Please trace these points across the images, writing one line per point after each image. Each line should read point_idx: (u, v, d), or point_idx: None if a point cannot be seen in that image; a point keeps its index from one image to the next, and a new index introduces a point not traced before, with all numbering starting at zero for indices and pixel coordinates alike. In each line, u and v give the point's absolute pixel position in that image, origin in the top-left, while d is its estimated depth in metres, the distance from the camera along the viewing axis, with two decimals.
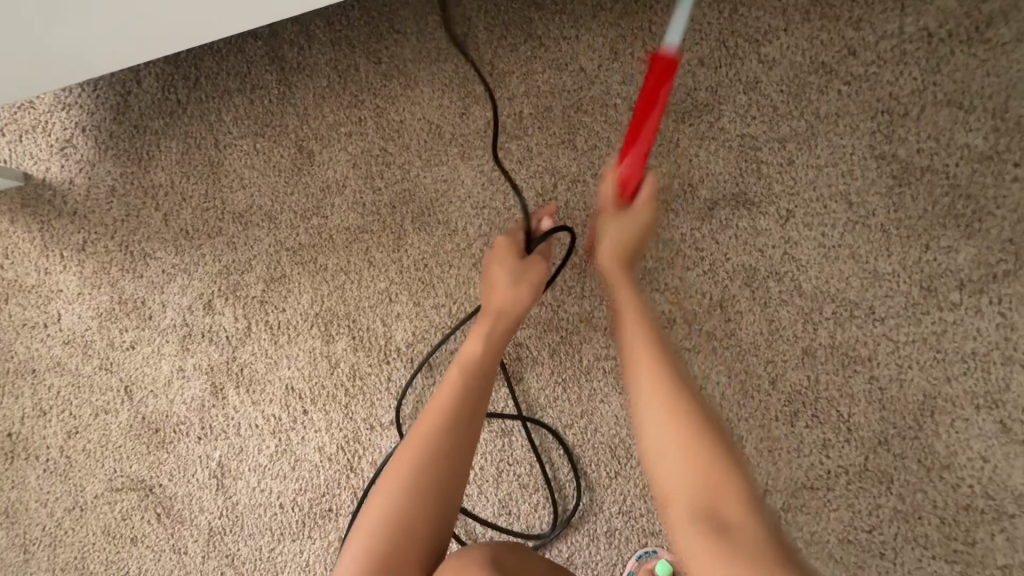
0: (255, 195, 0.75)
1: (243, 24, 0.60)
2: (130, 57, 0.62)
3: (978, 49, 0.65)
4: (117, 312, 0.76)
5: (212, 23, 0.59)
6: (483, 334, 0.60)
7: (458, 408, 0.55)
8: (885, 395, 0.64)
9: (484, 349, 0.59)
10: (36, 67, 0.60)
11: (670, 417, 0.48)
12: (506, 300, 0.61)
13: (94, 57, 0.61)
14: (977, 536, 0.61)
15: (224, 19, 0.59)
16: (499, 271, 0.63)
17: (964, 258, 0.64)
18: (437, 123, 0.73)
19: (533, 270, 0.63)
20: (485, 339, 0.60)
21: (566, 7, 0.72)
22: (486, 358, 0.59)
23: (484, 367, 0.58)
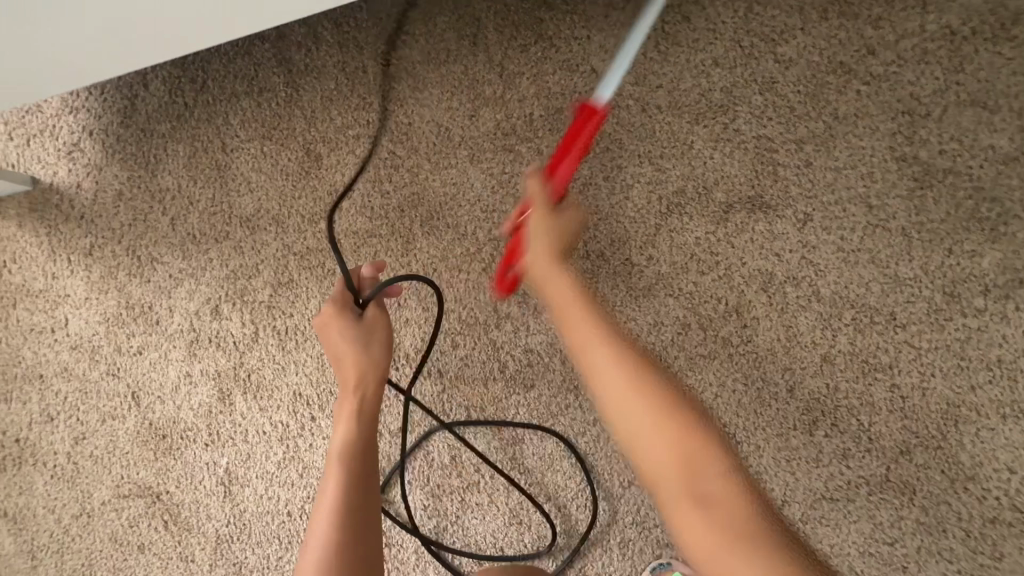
0: (262, 199, 0.75)
1: (258, 21, 0.58)
2: (145, 58, 0.61)
3: (1002, 47, 0.64)
4: (124, 317, 0.76)
5: (226, 20, 0.57)
6: (352, 415, 0.56)
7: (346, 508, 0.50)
8: (907, 403, 0.62)
9: (358, 432, 0.55)
10: (46, 71, 0.60)
11: (631, 391, 0.40)
12: (364, 372, 0.57)
13: (109, 58, 0.60)
14: (1004, 550, 0.59)
15: (237, 16, 0.57)
16: (340, 336, 0.57)
17: (989, 262, 0.62)
18: (446, 125, 0.72)
19: (379, 328, 0.58)
20: (359, 421, 0.56)
21: (578, 7, 0.71)
22: (364, 442, 0.55)
23: (363, 456, 0.54)
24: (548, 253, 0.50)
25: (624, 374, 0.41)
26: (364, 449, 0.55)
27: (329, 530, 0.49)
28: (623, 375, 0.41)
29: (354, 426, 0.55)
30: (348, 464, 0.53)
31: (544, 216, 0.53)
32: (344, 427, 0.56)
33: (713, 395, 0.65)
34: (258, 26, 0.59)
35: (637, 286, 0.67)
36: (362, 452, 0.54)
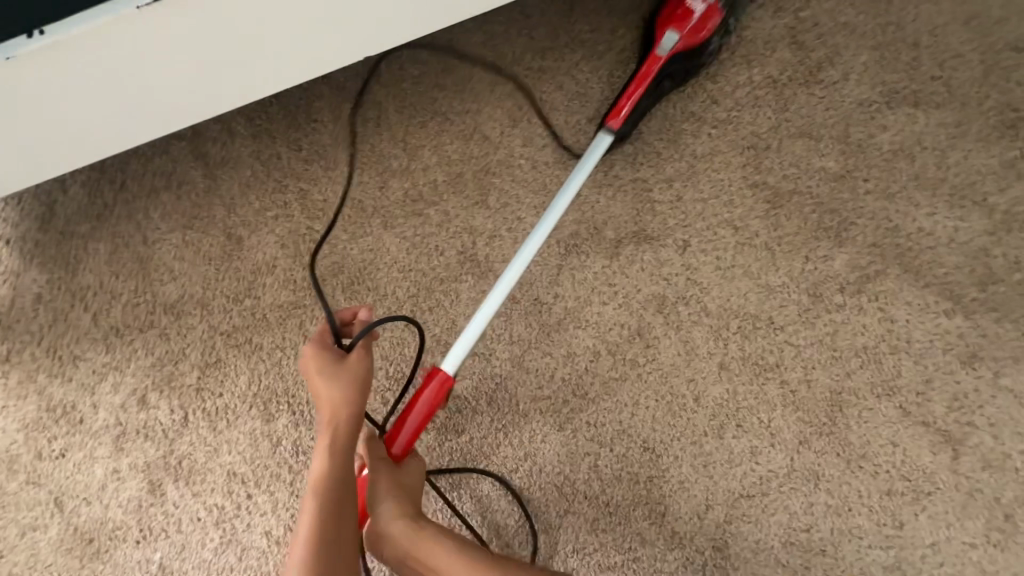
0: (186, 285, 0.77)
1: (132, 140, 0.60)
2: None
3: (815, 89, 0.77)
4: (44, 421, 0.74)
5: (69, 145, 0.58)
6: (325, 449, 0.57)
7: (317, 546, 0.53)
8: (797, 396, 0.69)
9: (332, 467, 0.57)
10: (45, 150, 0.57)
11: None
12: (336, 406, 0.59)
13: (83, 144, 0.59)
14: (903, 519, 0.65)
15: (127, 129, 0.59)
16: (320, 376, 0.60)
17: (840, 264, 0.72)
18: (358, 198, 0.78)
19: (354, 368, 0.60)
20: (331, 452, 0.57)
21: (466, 86, 0.81)
22: (335, 471, 0.57)
23: (336, 493, 0.55)
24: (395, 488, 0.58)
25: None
26: (339, 480, 0.56)
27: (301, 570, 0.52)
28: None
29: (328, 457, 0.57)
30: (322, 496, 0.55)
31: (381, 464, 0.59)
32: (323, 456, 0.57)
33: (630, 414, 0.70)
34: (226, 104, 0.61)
35: (549, 323, 0.73)
36: (337, 482, 0.56)
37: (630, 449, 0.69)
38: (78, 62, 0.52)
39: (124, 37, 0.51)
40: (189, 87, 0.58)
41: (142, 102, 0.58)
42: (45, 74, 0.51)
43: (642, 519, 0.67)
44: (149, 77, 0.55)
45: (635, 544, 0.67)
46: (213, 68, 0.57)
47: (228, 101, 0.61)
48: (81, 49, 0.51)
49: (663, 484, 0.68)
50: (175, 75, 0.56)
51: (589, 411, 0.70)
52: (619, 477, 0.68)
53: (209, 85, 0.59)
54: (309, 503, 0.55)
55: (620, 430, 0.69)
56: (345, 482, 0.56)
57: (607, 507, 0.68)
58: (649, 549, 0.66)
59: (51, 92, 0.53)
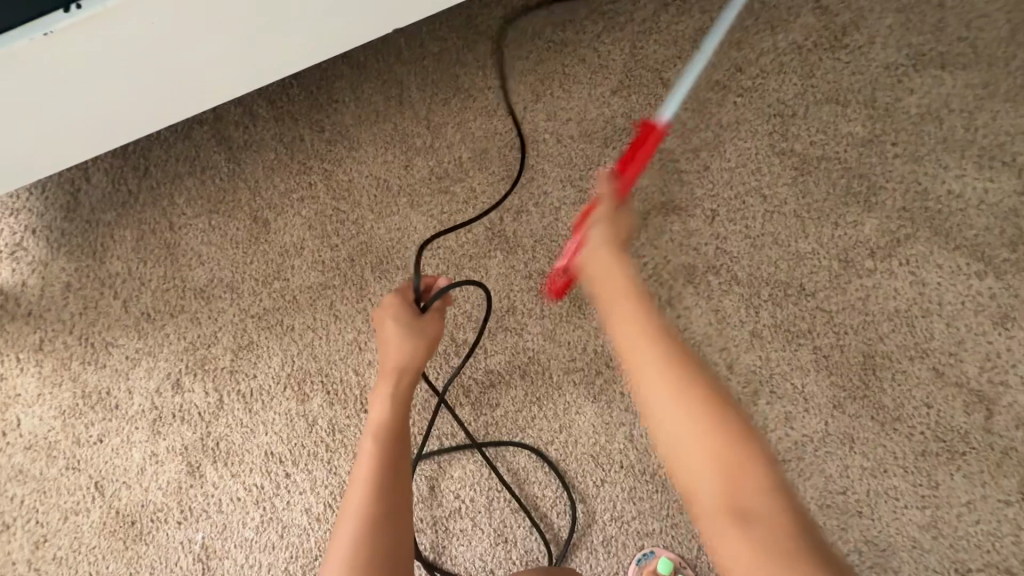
0: (214, 269, 0.77)
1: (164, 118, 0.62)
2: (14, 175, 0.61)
3: (840, 54, 0.76)
4: (81, 407, 0.75)
5: (94, 121, 0.58)
6: (388, 395, 0.56)
7: (377, 484, 0.49)
8: (830, 361, 0.69)
9: (394, 411, 0.55)
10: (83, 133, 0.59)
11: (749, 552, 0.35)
12: (404, 353, 0.58)
13: (116, 125, 0.60)
14: (939, 478, 0.66)
15: (159, 106, 0.60)
16: (392, 323, 0.60)
17: (870, 229, 0.72)
18: (383, 177, 0.78)
19: (428, 326, 0.59)
20: (395, 401, 0.56)
21: (487, 61, 0.80)
22: (399, 423, 0.54)
23: (398, 434, 0.53)
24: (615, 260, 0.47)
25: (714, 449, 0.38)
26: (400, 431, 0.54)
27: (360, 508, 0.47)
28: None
29: (390, 408, 0.55)
30: (383, 438, 0.52)
31: (613, 210, 0.51)
32: (383, 403, 0.56)
33: None
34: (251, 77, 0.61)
35: (579, 296, 0.73)
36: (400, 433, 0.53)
37: None
38: (109, 39, 0.51)
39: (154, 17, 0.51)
40: (214, 67, 0.58)
41: (166, 80, 0.58)
42: (77, 52, 0.51)
43: None
44: (190, 53, 0.56)
45: (673, 510, 0.67)
46: (252, 41, 0.57)
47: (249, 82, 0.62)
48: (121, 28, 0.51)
49: None
50: (202, 55, 0.56)
51: (622, 381, 0.70)
52: (655, 446, 0.69)
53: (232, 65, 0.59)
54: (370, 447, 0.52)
55: None
56: (404, 436, 0.54)
57: (644, 475, 0.68)
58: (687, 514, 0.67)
59: (96, 70, 0.53)
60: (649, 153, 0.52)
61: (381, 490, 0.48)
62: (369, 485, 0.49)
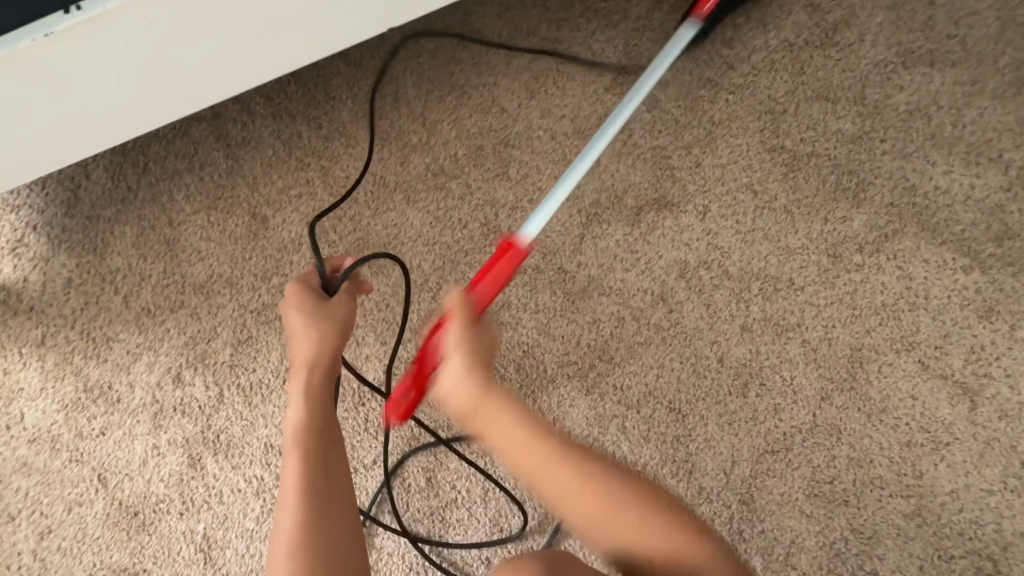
0: (214, 265, 0.78)
1: (174, 112, 0.62)
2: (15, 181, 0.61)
3: (830, 51, 0.77)
4: (83, 400, 0.76)
5: (94, 123, 0.59)
6: (302, 395, 0.51)
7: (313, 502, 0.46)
8: (819, 354, 0.70)
9: (313, 414, 0.51)
10: (95, 124, 0.59)
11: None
12: (314, 346, 0.52)
13: (128, 117, 0.60)
14: (923, 468, 0.67)
15: (171, 101, 0.60)
16: (296, 313, 0.53)
17: (859, 224, 0.73)
18: (380, 174, 0.79)
19: (337, 313, 0.53)
20: (311, 401, 0.51)
21: (482, 59, 0.81)
22: (321, 424, 0.51)
23: (324, 436, 0.50)
24: (500, 405, 0.43)
25: (653, 531, 0.44)
26: (325, 445, 0.50)
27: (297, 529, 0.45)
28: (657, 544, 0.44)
29: (461, 332, 0.44)
30: (303, 449, 0.49)
31: (471, 336, 0.45)
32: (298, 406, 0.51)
33: (655, 377, 0.71)
34: (263, 73, 0.62)
35: (573, 291, 0.74)
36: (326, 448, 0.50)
37: (657, 410, 0.71)
38: (103, 38, 0.52)
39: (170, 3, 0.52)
40: (209, 66, 0.59)
41: (164, 79, 0.58)
42: (72, 53, 0.52)
43: (670, 476, 0.69)
44: (203, 41, 0.56)
45: None
46: (264, 32, 0.58)
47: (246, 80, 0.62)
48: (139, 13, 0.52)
49: (690, 443, 0.70)
50: (198, 51, 0.57)
51: (615, 374, 0.72)
52: (647, 438, 0.70)
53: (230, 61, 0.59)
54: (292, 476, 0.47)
55: (646, 392, 0.71)
56: (331, 445, 0.50)
57: (636, 465, 0.70)
58: None
59: (109, 56, 0.54)
60: (505, 269, 0.48)
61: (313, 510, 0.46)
62: (299, 521, 0.45)
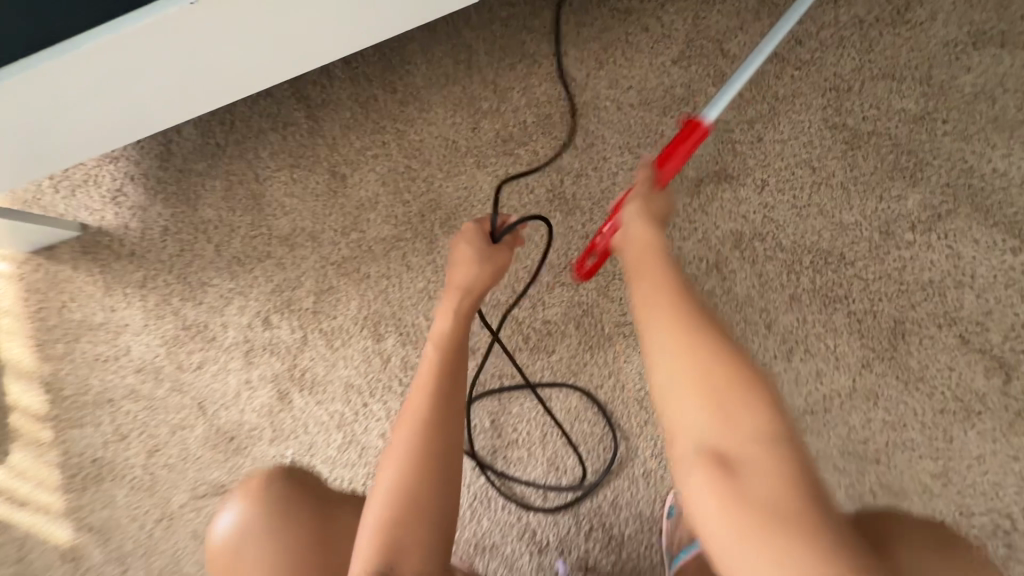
0: (297, 219, 0.85)
1: (274, 78, 0.68)
2: (141, 132, 0.69)
3: (901, 29, 0.78)
4: (182, 337, 0.85)
5: (210, 87, 0.66)
6: (452, 311, 0.58)
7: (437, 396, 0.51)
8: (863, 325, 0.75)
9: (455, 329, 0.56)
10: (207, 89, 0.66)
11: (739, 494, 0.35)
12: (471, 276, 0.59)
13: (235, 83, 0.66)
14: (953, 434, 0.72)
15: (274, 69, 0.66)
16: (466, 247, 0.61)
17: (913, 204, 0.76)
18: (452, 138, 0.84)
19: (500, 259, 0.60)
20: (456, 318, 0.57)
21: (553, 28, 0.84)
22: (459, 341, 0.56)
23: (459, 350, 0.55)
24: (645, 243, 0.47)
25: (712, 399, 0.38)
26: (455, 378, 0.53)
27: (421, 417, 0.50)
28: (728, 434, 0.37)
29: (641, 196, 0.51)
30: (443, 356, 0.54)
31: (648, 194, 0.52)
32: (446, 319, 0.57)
33: None
34: (357, 43, 0.67)
35: None
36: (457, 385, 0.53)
37: None
38: (223, 17, 0.58)
39: None
40: (311, 39, 0.64)
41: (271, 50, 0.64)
42: (196, 29, 0.58)
43: None
44: (308, 18, 0.61)
45: None
46: (362, 10, 0.63)
47: (342, 51, 0.67)
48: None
49: None
50: (303, 26, 0.62)
51: None
52: None
53: (333, 33, 0.64)
54: (421, 393, 0.52)
55: None
56: (462, 364, 0.55)
57: None
58: None
59: (227, 31, 0.59)
60: (687, 149, 0.55)
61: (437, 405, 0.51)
62: (425, 415, 0.50)
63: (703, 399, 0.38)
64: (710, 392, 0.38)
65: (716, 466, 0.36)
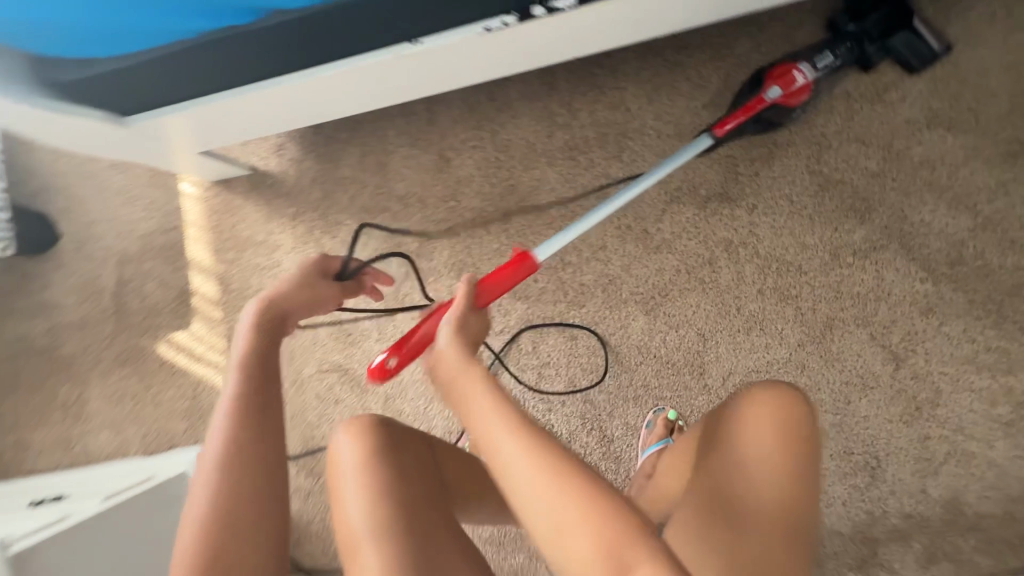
0: (411, 185, 1.16)
1: (438, 87, 0.95)
2: (340, 112, 0.98)
3: (876, 106, 1.06)
4: (319, 259, 1.19)
5: (395, 91, 0.94)
6: (265, 335, 0.69)
7: (243, 407, 0.64)
8: (804, 317, 1.06)
9: (264, 349, 0.68)
10: (392, 91, 0.94)
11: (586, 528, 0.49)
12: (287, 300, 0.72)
13: (412, 89, 0.94)
14: (851, 399, 1.04)
15: (440, 83, 0.94)
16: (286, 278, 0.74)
17: (857, 236, 1.05)
18: (532, 141, 1.13)
19: (310, 288, 0.74)
20: (263, 338, 0.69)
21: (619, 67, 1.12)
22: (269, 360, 0.68)
23: (262, 364, 0.67)
24: (480, 390, 0.57)
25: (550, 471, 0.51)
26: (257, 398, 0.65)
27: (226, 427, 0.63)
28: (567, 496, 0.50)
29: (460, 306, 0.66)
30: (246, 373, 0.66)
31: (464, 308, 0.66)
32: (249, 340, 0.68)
33: (693, 311, 1.09)
34: (501, 72, 0.94)
35: (651, 246, 1.10)
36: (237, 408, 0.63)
37: (688, 332, 1.08)
38: (423, 59, 0.84)
39: (470, 44, 0.83)
40: (472, 69, 0.91)
41: (444, 73, 0.91)
42: (403, 64, 0.85)
43: (688, 374, 1.08)
44: (476, 59, 0.88)
45: (680, 388, 1.08)
46: (513, 55, 0.89)
47: (488, 75, 0.94)
48: (450, 49, 0.83)
49: (706, 357, 1.08)
50: (470, 63, 0.89)
51: (667, 305, 1.09)
52: (678, 347, 1.08)
53: (488, 66, 0.91)
54: (222, 411, 0.64)
55: (684, 320, 1.09)
56: (269, 375, 0.67)
57: (668, 364, 1.08)
58: (688, 390, 1.07)
59: (422, 65, 0.86)
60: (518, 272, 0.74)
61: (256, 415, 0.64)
62: (227, 424, 0.63)
63: (548, 472, 0.51)
64: (595, 526, 0.49)
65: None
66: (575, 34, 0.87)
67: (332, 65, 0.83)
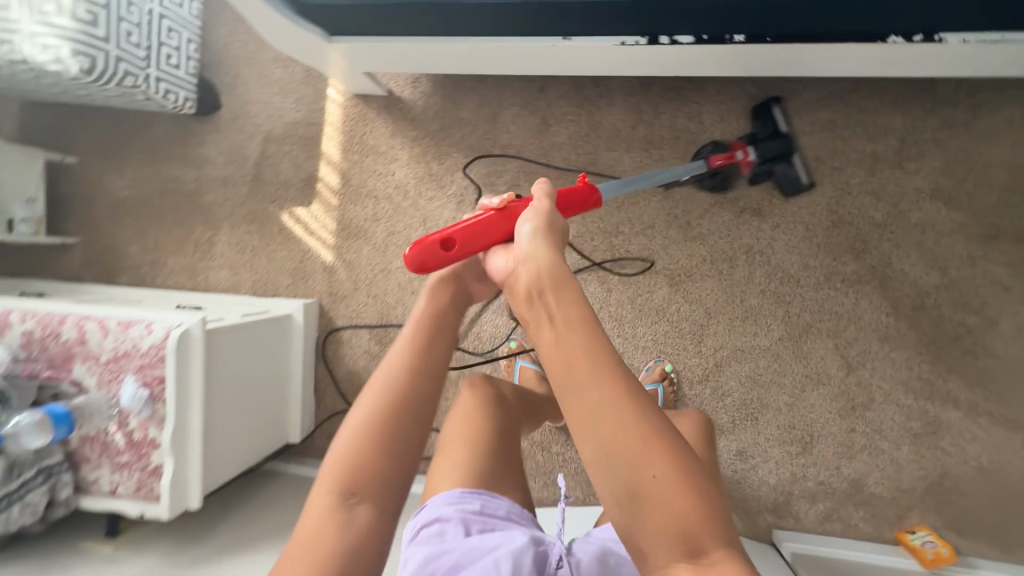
0: (514, 138, 1.43)
1: (564, 68, 1.21)
2: (482, 66, 1.25)
3: (896, 171, 1.31)
4: (426, 178, 1.47)
5: (531, 63, 1.20)
6: (434, 292, 0.78)
7: (409, 354, 0.72)
8: (790, 319, 1.36)
9: (432, 304, 0.76)
10: (529, 63, 1.20)
11: (655, 492, 0.51)
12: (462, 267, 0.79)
13: (544, 65, 1.21)
14: (805, 389, 1.35)
15: (567, 66, 1.20)
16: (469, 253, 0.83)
17: (849, 269, 1.33)
18: (619, 128, 1.39)
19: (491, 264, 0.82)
20: (434, 297, 0.77)
21: (704, 86, 1.37)
22: (442, 316, 0.76)
23: (435, 316, 0.76)
24: (578, 325, 0.58)
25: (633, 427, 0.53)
26: (420, 349, 0.73)
27: (392, 367, 0.71)
28: (646, 455, 0.52)
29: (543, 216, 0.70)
30: (419, 326, 0.74)
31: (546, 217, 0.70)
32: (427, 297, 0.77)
33: (707, 293, 1.38)
34: (615, 68, 1.20)
35: (688, 235, 1.38)
36: (408, 357, 0.71)
37: (698, 308, 1.38)
38: (565, 51, 1.10)
39: (604, 50, 1.08)
40: (596, 63, 1.17)
41: (574, 61, 1.17)
42: (549, 51, 1.11)
43: (688, 339, 1.39)
44: (603, 58, 1.14)
45: (680, 348, 1.39)
46: (630, 62, 1.15)
47: (605, 69, 1.20)
48: (588, 49, 1.09)
49: (706, 330, 1.38)
50: (596, 60, 1.15)
51: (688, 284, 1.38)
52: (687, 318, 1.39)
53: (608, 64, 1.17)
54: (390, 356, 0.72)
55: (698, 298, 1.38)
56: (437, 331, 0.75)
57: (676, 328, 1.39)
58: (685, 352, 1.39)
59: (562, 54, 1.12)
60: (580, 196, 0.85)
61: (416, 364, 0.71)
62: (393, 366, 0.71)
63: (631, 429, 0.53)
64: (665, 498, 0.51)
65: (687, 560, 0.50)
66: (683, 59, 1.12)
67: (498, 38, 1.08)
